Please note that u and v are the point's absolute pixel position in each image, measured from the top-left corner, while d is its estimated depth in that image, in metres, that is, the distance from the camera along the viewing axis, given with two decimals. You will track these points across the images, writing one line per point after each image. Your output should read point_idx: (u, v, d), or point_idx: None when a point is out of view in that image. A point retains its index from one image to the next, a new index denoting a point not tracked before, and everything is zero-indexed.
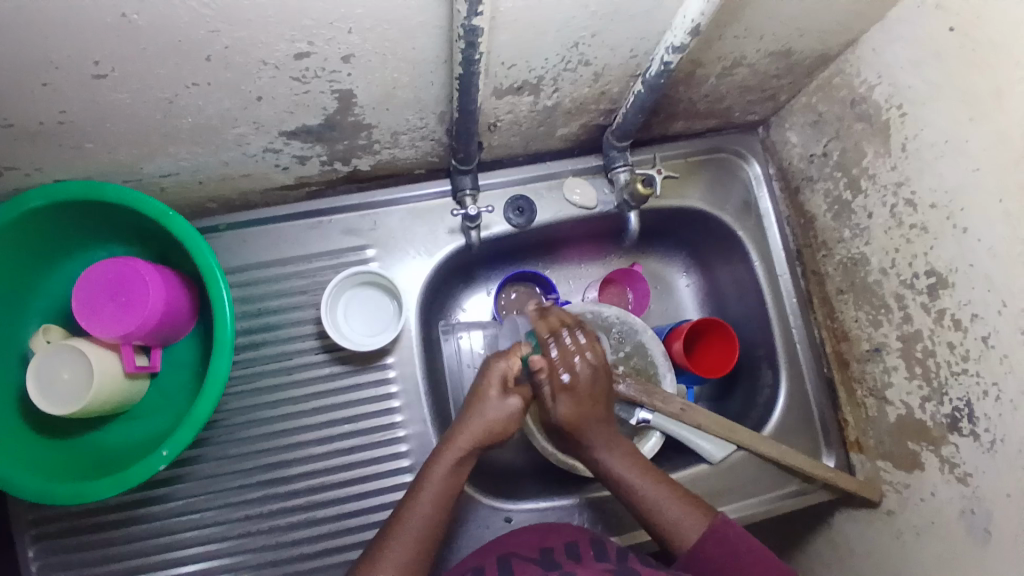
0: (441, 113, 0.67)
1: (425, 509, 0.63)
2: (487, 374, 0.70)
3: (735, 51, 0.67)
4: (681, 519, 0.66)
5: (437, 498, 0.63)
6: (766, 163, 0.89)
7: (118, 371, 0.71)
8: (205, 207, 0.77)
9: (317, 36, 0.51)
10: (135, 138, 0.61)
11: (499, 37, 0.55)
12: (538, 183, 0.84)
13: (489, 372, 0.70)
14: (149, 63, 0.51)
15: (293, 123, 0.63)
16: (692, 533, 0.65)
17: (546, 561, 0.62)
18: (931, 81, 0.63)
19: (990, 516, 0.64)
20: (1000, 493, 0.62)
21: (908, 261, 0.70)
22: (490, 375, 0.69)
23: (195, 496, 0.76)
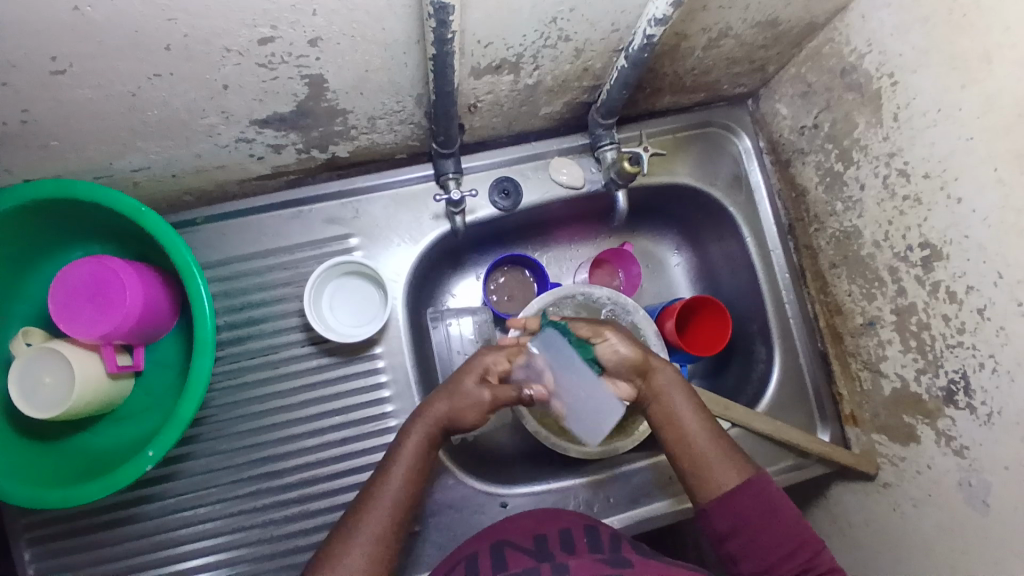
0: (418, 96, 0.65)
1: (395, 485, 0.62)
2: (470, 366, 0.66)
3: (720, 21, 0.65)
4: (720, 464, 0.63)
5: (409, 473, 0.62)
6: (755, 136, 0.87)
7: (100, 373, 0.69)
8: (181, 200, 0.75)
9: (280, 20, 0.48)
10: (102, 135, 0.59)
11: (472, 14, 0.53)
12: (523, 164, 0.82)
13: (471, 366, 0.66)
14: (107, 57, 0.49)
15: (264, 112, 0.61)
16: (726, 478, 0.62)
17: (539, 552, 0.62)
18: (922, 46, 0.61)
19: (988, 487, 0.63)
20: (997, 465, 0.62)
21: (901, 233, 0.69)
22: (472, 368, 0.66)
23: (188, 494, 0.75)
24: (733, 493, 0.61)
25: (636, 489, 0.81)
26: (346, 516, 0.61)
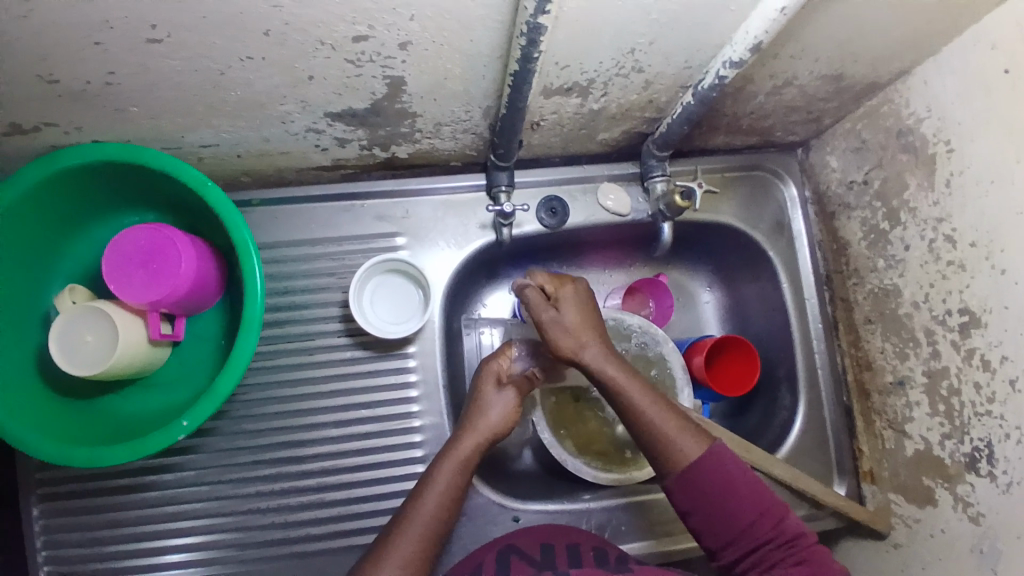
0: (487, 108, 0.67)
1: (430, 501, 0.64)
2: (481, 374, 0.73)
3: (788, 70, 0.67)
4: (678, 432, 0.63)
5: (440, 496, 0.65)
6: (802, 185, 0.88)
7: (142, 338, 0.71)
8: (239, 180, 0.77)
9: (377, 20, 0.50)
10: (180, 107, 0.61)
11: (558, 35, 0.54)
12: (573, 185, 0.84)
13: (483, 372, 0.73)
14: (205, 33, 0.51)
15: (339, 105, 0.63)
16: (685, 445, 0.62)
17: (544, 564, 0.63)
18: (982, 117, 0.63)
19: (998, 556, 0.63)
20: (1012, 534, 0.62)
21: (942, 297, 0.69)
22: (485, 375, 0.72)
23: (208, 467, 0.76)
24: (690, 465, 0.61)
25: (647, 519, 0.81)
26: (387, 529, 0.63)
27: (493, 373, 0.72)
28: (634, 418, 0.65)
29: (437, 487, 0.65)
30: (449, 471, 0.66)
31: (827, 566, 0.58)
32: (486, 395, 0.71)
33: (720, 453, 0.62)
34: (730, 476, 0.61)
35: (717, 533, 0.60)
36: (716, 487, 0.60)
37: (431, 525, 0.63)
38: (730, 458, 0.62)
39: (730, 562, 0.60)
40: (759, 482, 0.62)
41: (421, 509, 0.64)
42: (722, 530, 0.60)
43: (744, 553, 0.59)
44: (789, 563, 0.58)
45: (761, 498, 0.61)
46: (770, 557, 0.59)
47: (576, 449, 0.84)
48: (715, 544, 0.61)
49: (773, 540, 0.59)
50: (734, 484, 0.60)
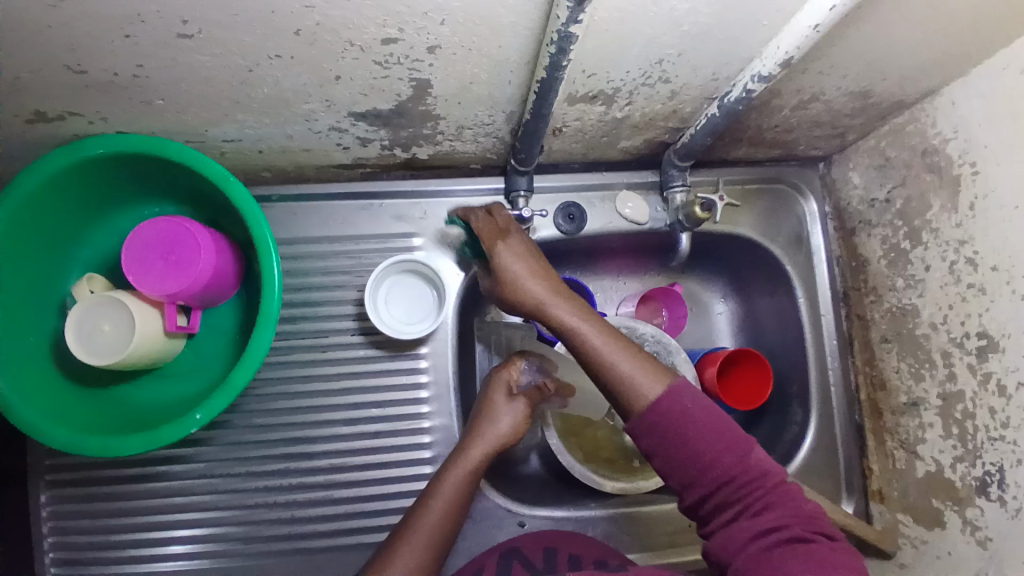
0: (510, 113, 0.67)
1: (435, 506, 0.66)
2: (492, 384, 0.74)
3: (816, 86, 0.66)
4: (634, 372, 0.61)
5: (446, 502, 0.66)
6: (822, 200, 0.88)
7: (159, 330, 0.71)
8: (260, 175, 0.77)
9: (408, 23, 0.50)
10: (206, 102, 0.61)
11: (587, 43, 0.54)
12: (592, 192, 0.83)
13: (494, 382, 0.75)
14: (237, 30, 0.51)
15: (364, 105, 0.63)
16: (646, 389, 0.60)
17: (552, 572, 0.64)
18: (1011, 141, 0.62)
19: None
20: (1019, 560, 0.61)
21: (960, 319, 0.69)
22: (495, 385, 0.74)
23: (218, 460, 0.76)
24: (648, 408, 0.58)
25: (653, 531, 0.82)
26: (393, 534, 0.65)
27: (503, 383, 0.74)
28: (587, 358, 0.63)
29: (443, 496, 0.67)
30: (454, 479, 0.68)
31: (797, 508, 0.54)
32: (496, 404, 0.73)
33: (680, 390, 0.59)
34: (688, 411, 0.58)
35: (679, 472, 0.57)
36: (672, 425, 0.57)
37: (435, 531, 0.65)
38: (688, 394, 0.59)
39: (693, 504, 0.57)
40: (722, 417, 0.58)
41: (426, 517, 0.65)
42: (683, 470, 0.57)
43: (706, 494, 0.56)
44: (754, 506, 0.54)
45: (722, 431, 0.57)
46: (734, 498, 0.55)
47: (583, 457, 0.84)
48: (679, 483, 0.58)
49: (737, 480, 0.55)
50: (691, 418, 0.57)
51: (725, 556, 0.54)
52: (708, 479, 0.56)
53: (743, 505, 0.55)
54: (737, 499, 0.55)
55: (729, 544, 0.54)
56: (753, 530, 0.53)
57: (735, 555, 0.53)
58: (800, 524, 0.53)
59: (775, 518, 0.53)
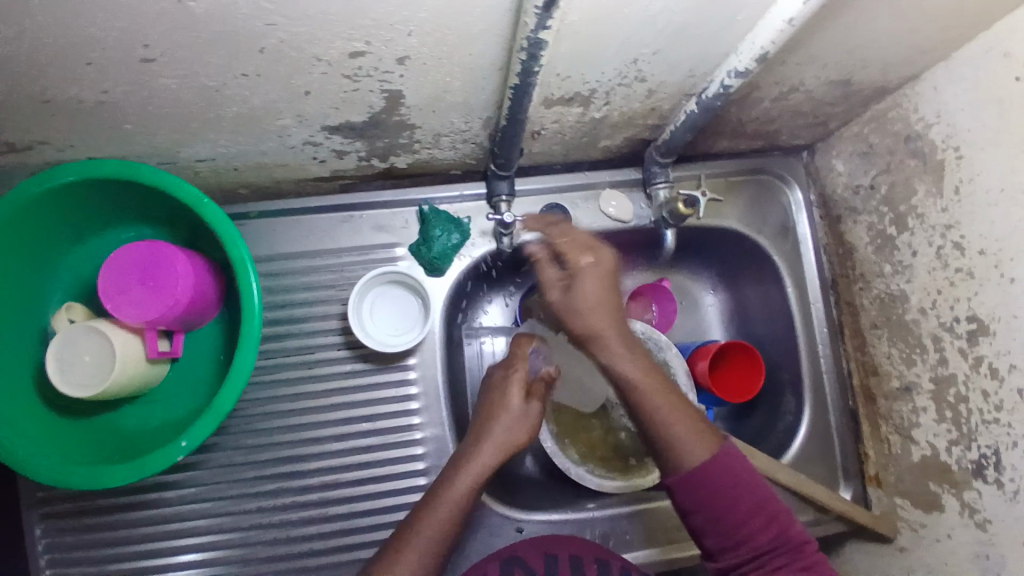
0: (487, 119, 0.66)
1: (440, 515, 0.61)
2: (509, 379, 0.70)
3: (795, 77, 0.65)
4: (687, 434, 0.58)
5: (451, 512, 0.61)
6: (807, 188, 0.87)
7: (141, 356, 0.71)
8: (237, 192, 0.76)
9: (374, 36, 0.49)
10: (176, 123, 0.60)
11: (561, 47, 0.53)
12: (575, 192, 0.82)
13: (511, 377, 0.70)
14: (201, 50, 0.49)
15: (337, 119, 0.61)
16: (692, 457, 0.57)
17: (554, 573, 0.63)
18: (996, 124, 0.61)
19: (1003, 561, 0.63)
20: (1019, 542, 0.61)
21: (949, 304, 0.68)
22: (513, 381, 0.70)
23: (209, 484, 0.75)
24: (697, 471, 0.56)
25: (650, 529, 0.82)
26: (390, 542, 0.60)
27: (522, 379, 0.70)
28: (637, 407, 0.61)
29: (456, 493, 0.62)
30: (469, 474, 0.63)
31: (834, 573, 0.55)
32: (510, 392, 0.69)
33: (729, 453, 0.57)
34: (736, 476, 0.57)
35: (717, 534, 0.56)
36: (721, 485, 0.56)
37: (439, 542, 0.60)
38: (735, 456, 0.57)
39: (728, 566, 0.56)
40: (764, 481, 0.58)
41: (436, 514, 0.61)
42: (724, 532, 0.55)
43: (747, 560, 0.55)
44: (796, 571, 0.54)
45: (764, 495, 0.57)
46: (775, 564, 0.54)
47: (579, 458, 0.84)
48: (715, 545, 0.56)
49: (778, 547, 0.55)
50: (737, 487, 0.56)
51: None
52: (749, 544, 0.55)
53: (784, 572, 0.54)
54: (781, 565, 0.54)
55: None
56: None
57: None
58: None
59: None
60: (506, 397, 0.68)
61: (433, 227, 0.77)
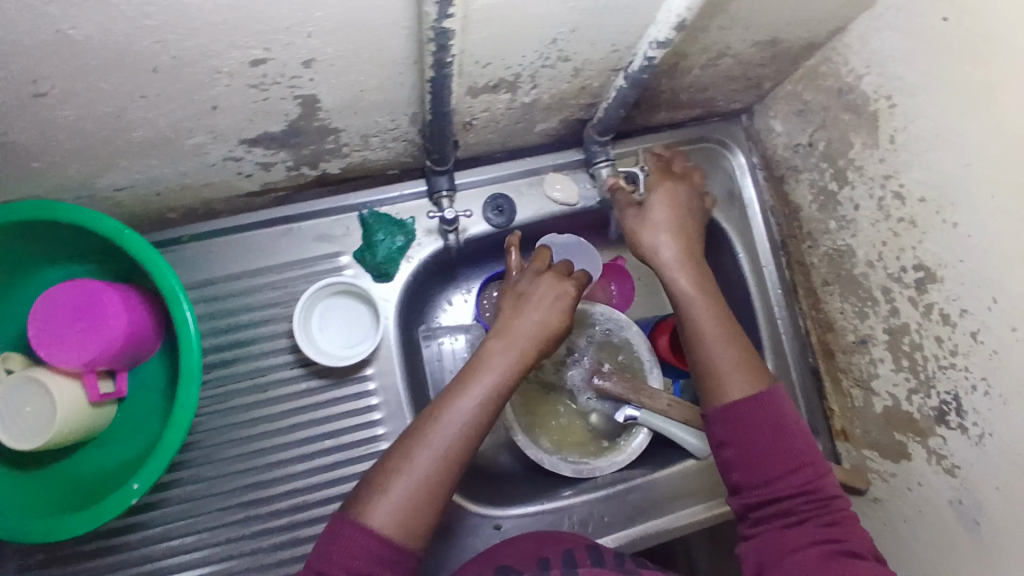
0: (413, 114, 0.64)
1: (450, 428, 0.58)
2: (542, 282, 0.69)
3: (721, 41, 0.64)
4: (728, 365, 0.64)
5: (461, 423, 0.59)
6: (749, 151, 0.87)
7: (83, 401, 0.68)
8: (166, 218, 0.72)
9: (273, 42, 0.46)
10: (84, 155, 0.56)
11: (473, 34, 0.51)
12: (518, 180, 0.81)
13: (543, 281, 0.69)
14: (92, 77, 0.46)
15: (254, 131, 0.59)
16: (738, 387, 0.63)
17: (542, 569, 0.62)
18: (923, 71, 0.62)
19: (979, 507, 0.63)
20: (989, 485, 0.61)
21: (895, 254, 0.69)
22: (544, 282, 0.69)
23: (175, 521, 0.73)
24: (740, 402, 0.62)
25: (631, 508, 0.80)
26: (395, 452, 0.58)
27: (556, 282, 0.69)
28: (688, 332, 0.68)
29: (458, 409, 0.60)
30: (476, 389, 0.61)
31: (860, 534, 0.57)
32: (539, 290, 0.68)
33: (775, 394, 0.62)
34: (780, 417, 0.61)
35: (747, 470, 0.60)
36: (761, 424, 0.60)
37: (443, 458, 0.57)
38: (784, 405, 0.61)
39: (750, 500, 0.60)
40: (807, 435, 0.61)
41: (435, 434, 0.58)
42: (754, 469, 0.59)
43: (771, 497, 0.58)
44: (818, 521, 0.57)
45: (803, 443, 0.60)
46: (799, 508, 0.57)
47: (552, 446, 0.85)
48: (741, 480, 0.60)
49: (806, 494, 0.58)
50: (781, 427, 0.60)
51: (768, 558, 0.57)
52: (776, 485, 0.58)
53: (805, 517, 0.57)
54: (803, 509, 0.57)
55: (778, 549, 0.56)
56: (808, 542, 0.55)
57: (780, 561, 0.56)
58: (861, 545, 0.56)
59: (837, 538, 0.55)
60: (533, 295, 0.68)
61: (376, 232, 0.75)
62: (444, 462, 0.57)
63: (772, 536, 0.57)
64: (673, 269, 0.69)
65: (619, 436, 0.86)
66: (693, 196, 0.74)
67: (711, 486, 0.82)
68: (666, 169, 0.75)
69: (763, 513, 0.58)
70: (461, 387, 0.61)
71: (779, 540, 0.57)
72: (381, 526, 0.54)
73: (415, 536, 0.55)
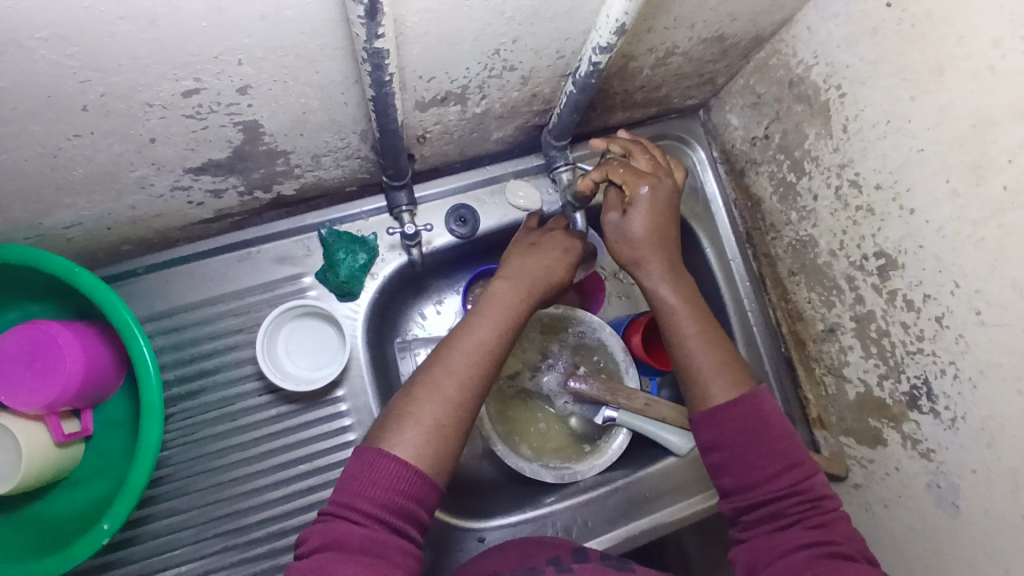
0: (363, 132, 0.63)
1: (463, 353, 0.60)
2: (548, 239, 0.72)
3: (667, 41, 0.64)
4: (711, 369, 0.64)
5: (475, 349, 0.61)
6: (709, 146, 0.87)
7: (48, 443, 0.66)
8: (121, 251, 0.71)
9: (203, 72, 0.46)
10: (24, 197, 0.55)
11: (411, 50, 0.50)
12: (479, 189, 0.80)
13: (549, 237, 0.73)
14: (20, 121, 0.45)
15: (197, 159, 0.57)
16: (723, 392, 0.63)
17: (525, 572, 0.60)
18: (868, 58, 0.62)
19: (957, 489, 0.62)
20: (965, 468, 0.61)
21: (856, 242, 0.69)
22: (548, 237, 0.73)
23: (150, 558, 0.71)
24: (721, 407, 0.62)
25: (613, 510, 0.80)
26: (413, 379, 0.60)
27: (559, 238, 0.73)
28: (671, 338, 0.68)
29: (475, 342, 0.61)
30: (490, 325, 0.63)
31: (852, 535, 0.56)
32: (551, 240, 0.72)
33: (763, 396, 0.62)
34: (766, 419, 0.61)
35: (736, 474, 0.60)
36: (748, 427, 0.60)
37: (461, 381, 0.59)
38: (770, 405, 0.62)
39: (741, 504, 0.60)
40: (793, 435, 0.61)
41: (453, 362, 0.60)
42: (743, 472, 0.60)
43: (760, 501, 0.59)
44: (808, 522, 0.57)
45: (791, 446, 0.60)
46: (788, 510, 0.58)
47: (533, 453, 0.84)
48: (732, 484, 0.60)
49: (795, 495, 0.58)
50: (768, 430, 0.60)
51: (759, 560, 0.57)
52: (764, 487, 0.59)
53: (795, 519, 0.57)
54: (792, 512, 0.58)
55: (767, 551, 0.56)
56: (796, 544, 0.55)
57: (770, 564, 0.56)
58: (854, 547, 0.55)
59: (828, 539, 0.55)
60: (543, 246, 0.71)
61: (336, 251, 0.74)
62: (464, 388, 0.59)
63: (764, 541, 0.57)
64: (654, 270, 0.69)
65: (599, 437, 0.86)
66: (672, 191, 0.70)
67: (690, 482, 0.82)
68: (637, 170, 0.69)
69: (755, 517, 0.59)
70: (478, 322, 0.63)
71: (769, 542, 0.57)
72: (409, 453, 0.54)
73: (440, 467, 0.56)
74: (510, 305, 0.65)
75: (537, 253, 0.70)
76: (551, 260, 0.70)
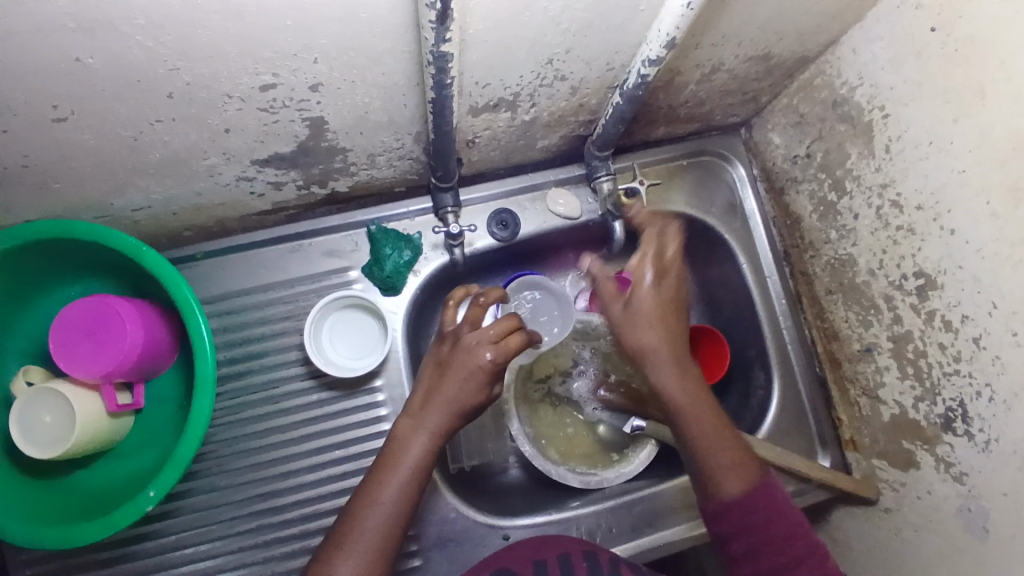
0: (417, 133, 0.66)
1: (377, 516, 0.57)
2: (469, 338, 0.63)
3: (713, 57, 0.66)
4: (725, 471, 0.61)
5: (391, 502, 0.58)
6: (749, 164, 0.88)
7: (101, 411, 0.70)
8: (181, 236, 0.75)
9: (281, 67, 0.49)
10: (103, 176, 0.59)
11: (469, 57, 0.53)
12: (521, 195, 0.83)
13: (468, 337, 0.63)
14: (108, 102, 0.49)
15: (264, 152, 0.61)
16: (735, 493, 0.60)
17: None
18: (911, 80, 0.63)
19: (987, 514, 0.61)
20: (997, 491, 0.60)
21: (896, 262, 0.69)
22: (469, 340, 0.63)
23: (189, 530, 0.74)
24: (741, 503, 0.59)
25: (637, 517, 0.80)
26: (330, 538, 0.57)
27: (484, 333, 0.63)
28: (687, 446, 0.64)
29: (390, 494, 0.58)
30: (404, 470, 0.59)
31: None
32: (460, 355, 0.62)
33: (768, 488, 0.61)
34: (777, 504, 0.60)
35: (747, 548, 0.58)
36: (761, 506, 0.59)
37: (378, 543, 0.56)
38: (778, 492, 0.61)
39: None
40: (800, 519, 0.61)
41: (368, 525, 0.57)
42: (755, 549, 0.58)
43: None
44: None
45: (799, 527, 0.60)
46: None
47: (560, 458, 0.85)
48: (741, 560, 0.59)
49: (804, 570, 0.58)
50: (779, 513, 0.59)
51: None
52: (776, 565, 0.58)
53: None
54: None
55: None
56: None
57: None
58: None
59: None
60: (454, 365, 0.62)
61: (384, 247, 0.77)
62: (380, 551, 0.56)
63: None
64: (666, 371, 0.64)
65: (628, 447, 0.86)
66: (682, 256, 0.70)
67: None
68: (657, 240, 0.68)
69: None
70: (391, 470, 0.59)
71: None
72: None
73: None
74: (426, 437, 0.60)
75: (452, 370, 0.62)
76: (454, 390, 0.61)
